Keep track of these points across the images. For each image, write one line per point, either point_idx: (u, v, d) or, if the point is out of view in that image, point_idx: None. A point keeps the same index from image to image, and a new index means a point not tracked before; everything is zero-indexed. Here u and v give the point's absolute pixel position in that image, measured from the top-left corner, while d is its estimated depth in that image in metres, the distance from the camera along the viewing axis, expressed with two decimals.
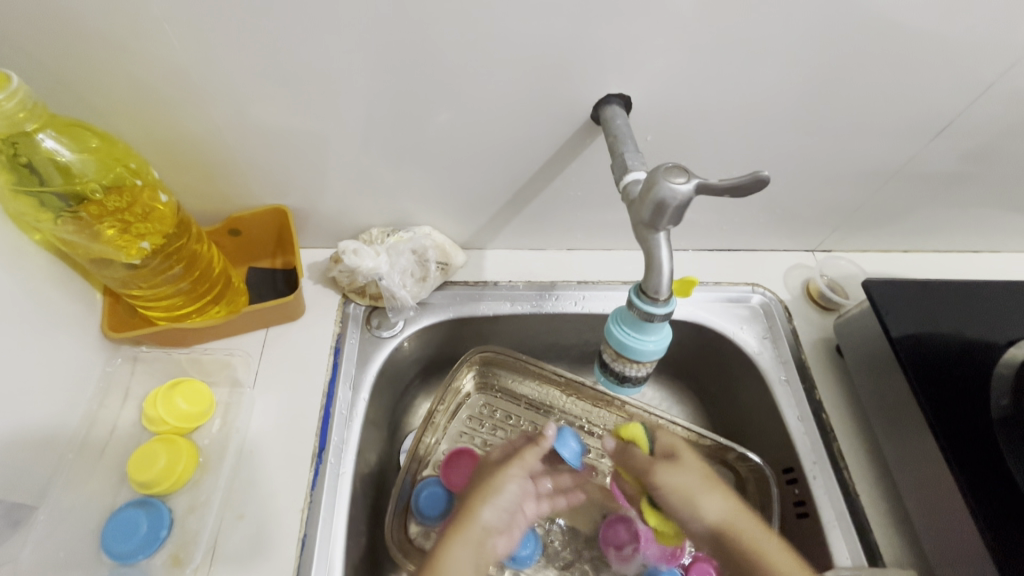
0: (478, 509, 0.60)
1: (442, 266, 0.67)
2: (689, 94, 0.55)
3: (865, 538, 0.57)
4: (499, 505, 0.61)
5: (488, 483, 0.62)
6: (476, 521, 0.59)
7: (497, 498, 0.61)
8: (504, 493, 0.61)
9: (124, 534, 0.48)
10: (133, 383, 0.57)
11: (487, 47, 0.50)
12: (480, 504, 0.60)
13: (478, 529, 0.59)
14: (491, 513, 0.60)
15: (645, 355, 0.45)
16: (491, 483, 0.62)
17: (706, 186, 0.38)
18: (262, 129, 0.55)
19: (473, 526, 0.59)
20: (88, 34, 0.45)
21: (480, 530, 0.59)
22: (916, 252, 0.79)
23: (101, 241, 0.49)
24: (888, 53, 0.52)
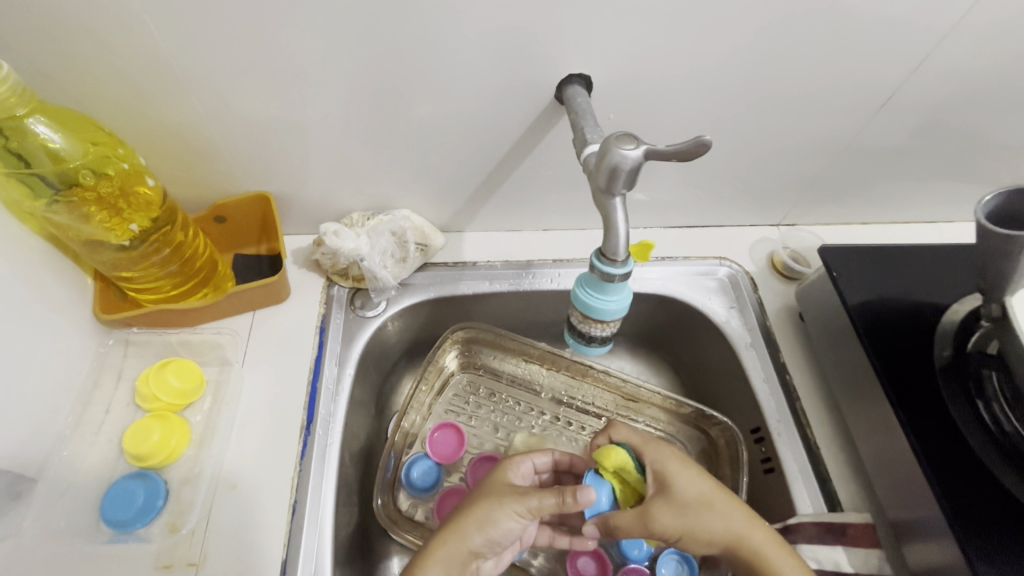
0: (468, 532, 0.49)
1: (421, 247, 0.70)
2: (646, 74, 0.58)
3: (825, 485, 0.61)
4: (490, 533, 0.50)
5: (484, 506, 0.50)
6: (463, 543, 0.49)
7: (492, 523, 0.50)
8: (501, 526, 0.50)
9: (121, 505, 0.51)
10: (126, 365, 0.59)
11: (453, 33, 0.52)
12: (471, 525, 0.49)
13: (464, 553, 0.49)
14: (481, 537, 0.50)
15: (608, 314, 0.49)
16: (491, 514, 0.50)
17: (654, 152, 0.42)
18: (242, 117, 0.58)
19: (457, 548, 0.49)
20: (71, 28, 0.48)
21: (465, 553, 0.49)
22: (874, 223, 0.84)
23: (92, 223, 0.52)
24: (829, 32, 0.56)
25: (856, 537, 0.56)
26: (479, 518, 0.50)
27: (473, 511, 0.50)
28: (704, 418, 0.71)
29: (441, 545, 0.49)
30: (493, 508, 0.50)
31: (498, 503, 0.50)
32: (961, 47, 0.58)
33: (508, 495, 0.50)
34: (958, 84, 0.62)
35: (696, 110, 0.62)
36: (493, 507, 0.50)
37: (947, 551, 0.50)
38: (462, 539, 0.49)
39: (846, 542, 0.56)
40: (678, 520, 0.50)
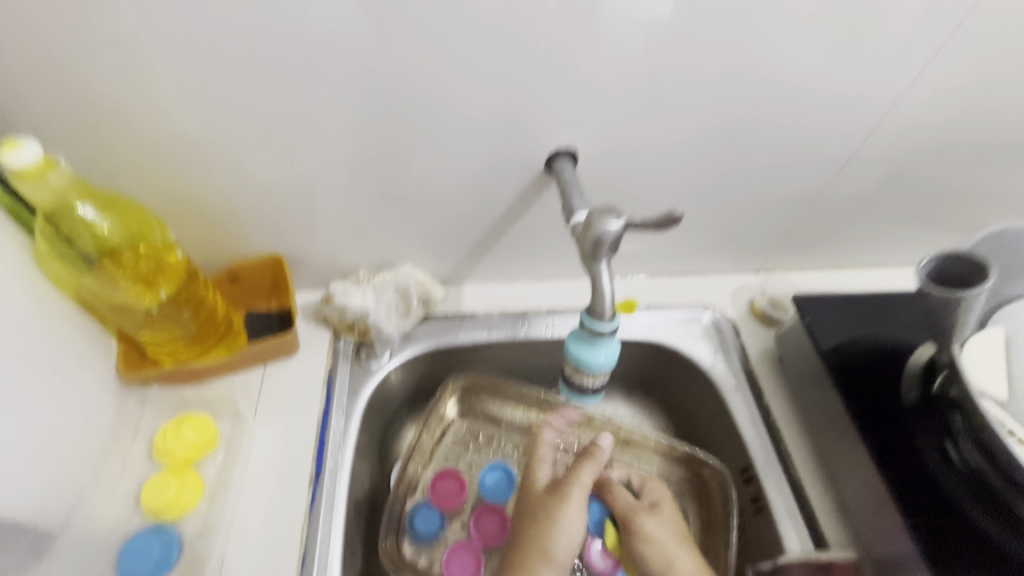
0: (568, 517, 0.62)
1: (423, 300, 0.75)
2: (626, 142, 0.65)
3: (813, 526, 0.63)
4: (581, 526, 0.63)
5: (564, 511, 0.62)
6: (548, 541, 0.60)
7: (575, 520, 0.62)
8: (566, 537, 0.61)
9: (138, 558, 0.53)
10: (142, 421, 0.62)
11: (452, 114, 0.59)
12: (563, 528, 0.61)
13: (563, 550, 0.60)
14: (575, 526, 0.62)
15: (599, 366, 0.53)
16: (567, 505, 0.63)
17: (633, 224, 0.47)
18: (260, 188, 0.63)
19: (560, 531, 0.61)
20: (113, 116, 0.54)
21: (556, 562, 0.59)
22: (846, 269, 0.90)
23: (123, 291, 0.57)
24: (785, 105, 0.63)
25: (840, 573, 0.59)
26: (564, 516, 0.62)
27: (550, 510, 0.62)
28: (695, 461, 0.74)
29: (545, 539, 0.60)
30: (574, 503, 0.63)
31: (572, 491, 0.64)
32: (903, 113, 0.66)
33: (566, 508, 0.62)
34: (903, 143, 0.70)
35: (673, 171, 0.69)
36: (555, 501, 0.63)
37: None
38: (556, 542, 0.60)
39: None
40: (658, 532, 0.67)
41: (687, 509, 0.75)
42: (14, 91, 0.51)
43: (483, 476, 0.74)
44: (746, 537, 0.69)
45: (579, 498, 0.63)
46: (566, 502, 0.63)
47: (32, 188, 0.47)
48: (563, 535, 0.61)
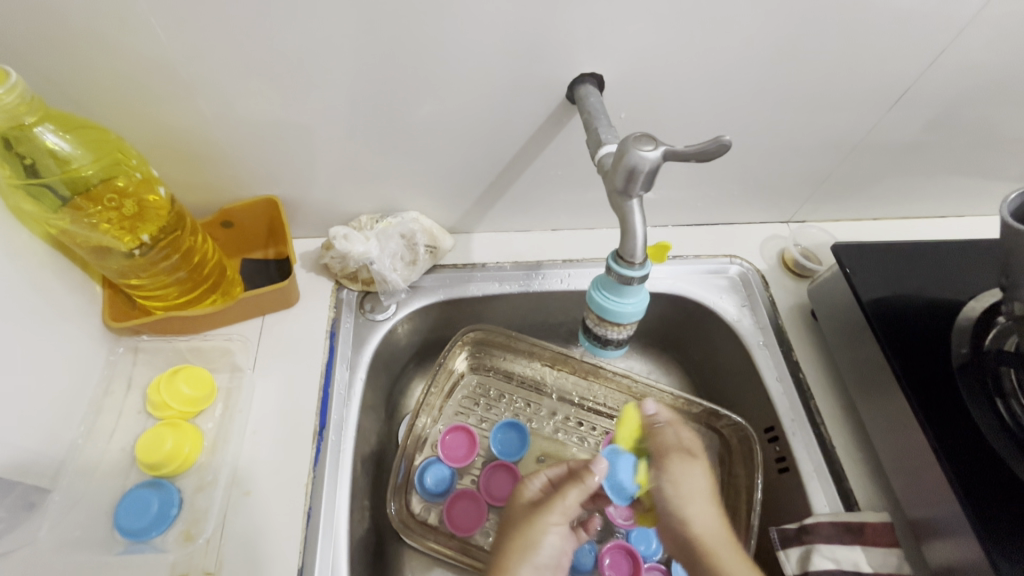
0: (557, 531, 0.54)
1: (430, 249, 0.69)
2: (656, 71, 0.57)
3: (841, 485, 0.60)
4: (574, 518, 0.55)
5: (549, 529, 0.53)
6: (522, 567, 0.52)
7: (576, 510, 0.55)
8: (547, 546, 0.53)
9: (136, 513, 0.50)
10: (136, 373, 0.58)
11: (463, 35, 0.52)
12: (552, 525, 0.53)
13: (552, 544, 0.53)
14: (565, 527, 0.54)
15: (625, 317, 0.48)
16: (560, 531, 0.54)
17: (672, 153, 0.41)
18: (250, 121, 0.57)
19: (546, 542, 0.53)
20: (78, 33, 0.47)
21: (552, 542, 0.53)
22: (884, 219, 0.83)
23: (100, 231, 0.51)
24: (844, 27, 0.55)
25: (873, 536, 0.55)
26: (550, 533, 0.53)
27: (536, 531, 0.53)
28: (718, 419, 0.71)
29: (538, 543, 0.53)
30: (561, 517, 0.54)
31: (584, 477, 0.55)
32: (978, 40, 0.57)
33: (550, 513, 0.54)
34: (973, 78, 0.61)
35: (706, 108, 0.62)
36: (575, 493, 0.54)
37: (969, 548, 0.50)
38: (548, 532, 0.53)
39: (865, 542, 0.55)
40: (699, 487, 0.56)
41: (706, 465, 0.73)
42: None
43: (495, 436, 0.72)
44: (769, 495, 0.67)
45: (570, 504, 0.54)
46: (562, 520, 0.54)
47: None
48: (546, 559, 0.53)
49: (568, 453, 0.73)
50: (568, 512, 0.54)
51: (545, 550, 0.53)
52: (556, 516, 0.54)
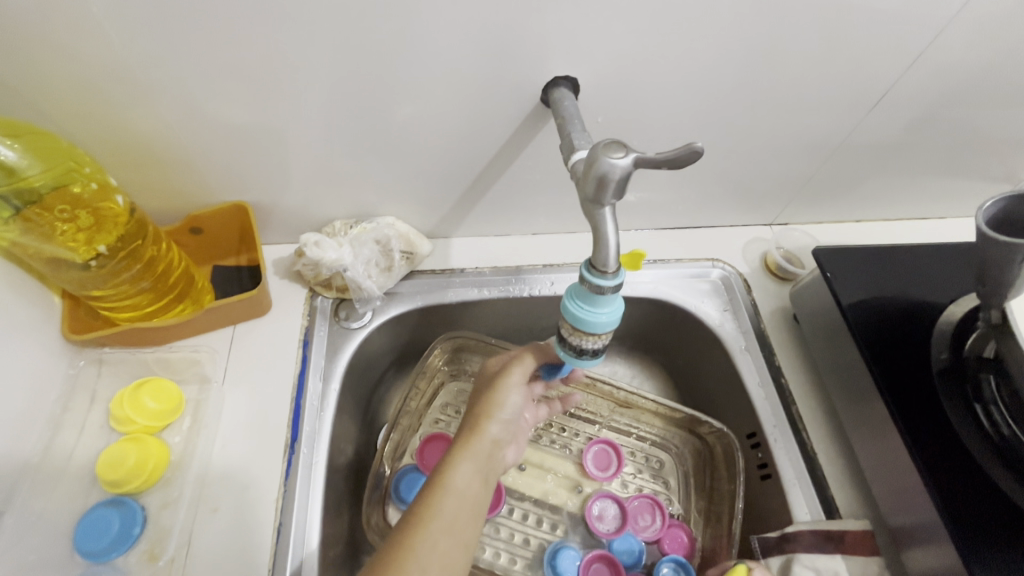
0: (457, 480, 0.45)
1: (406, 254, 0.68)
2: (633, 73, 0.56)
3: (823, 492, 0.60)
4: (478, 487, 0.46)
5: (452, 475, 0.45)
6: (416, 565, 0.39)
7: (485, 468, 0.47)
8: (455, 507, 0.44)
9: (97, 533, 0.49)
10: (99, 386, 0.57)
11: (432, 37, 0.50)
12: (455, 464, 0.46)
13: (457, 495, 0.44)
14: (468, 482, 0.45)
15: (599, 327, 0.45)
16: (465, 481, 0.45)
17: (644, 160, 0.40)
18: (214, 125, 0.55)
19: (448, 495, 0.44)
20: (25, 35, 0.45)
21: (456, 495, 0.44)
22: (867, 221, 0.83)
23: (55, 242, 0.49)
24: (821, 29, 0.54)
25: (854, 544, 0.55)
26: (451, 484, 0.45)
27: (441, 473, 0.45)
28: (699, 425, 0.71)
29: (440, 493, 0.44)
30: (466, 456, 0.47)
31: (485, 420, 0.50)
32: (956, 42, 0.57)
33: (461, 468, 0.46)
34: (953, 80, 0.61)
35: (685, 110, 0.61)
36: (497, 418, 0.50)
37: (948, 556, 0.49)
38: (451, 475, 0.45)
39: (845, 551, 0.54)
40: None
41: (689, 470, 0.73)
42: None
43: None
44: (752, 502, 0.66)
45: (486, 446, 0.48)
46: (472, 447, 0.47)
47: None
48: (444, 549, 0.41)
49: (549, 460, 0.73)
50: (493, 438, 0.49)
51: (452, 497, 0.44)
52: (458, 460, 0.46)
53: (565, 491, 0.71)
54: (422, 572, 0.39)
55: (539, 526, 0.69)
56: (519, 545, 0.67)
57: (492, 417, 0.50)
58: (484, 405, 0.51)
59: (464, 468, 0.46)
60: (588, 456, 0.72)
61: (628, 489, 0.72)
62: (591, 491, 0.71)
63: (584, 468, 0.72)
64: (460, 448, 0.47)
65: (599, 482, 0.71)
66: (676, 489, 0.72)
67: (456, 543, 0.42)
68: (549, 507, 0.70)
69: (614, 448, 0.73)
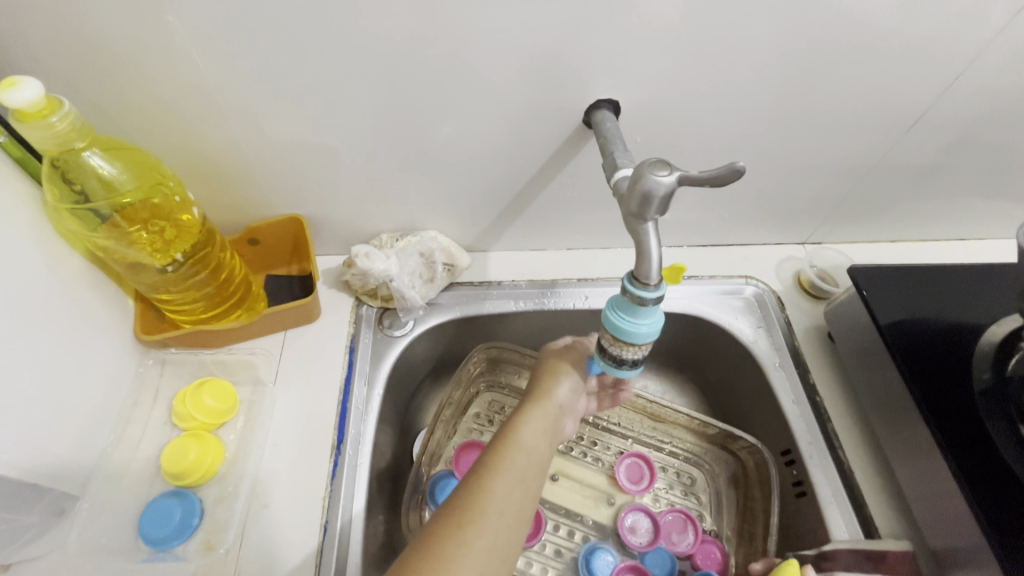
0: (525, 438, 0.49)
1: (448, 266, 0.71)
2: (672, 96, 0.59)
3: (860, 511, 0.59)
4: (542, 447, 0.50)
5: (520, 433, 0.50)
6: (492, 506, 0.43)
7: (548, 433, 0.51)
8: (524, 462, 0.48)
9: (160, 522, 0.52)
10: (162, 384, 0.60)
11: (484, 63, 0.54)
12: (522, 423, 0.50)
13: (525, 450, 0.48)
14: (535, 442, 0.50)
15: (639, 337, 0.47)
16: (532, 440, 0.49)
17: (687, 178, 0.41)
18: (278, 144, 0.59)
19: (518, 449, 0.48)
20: (122, 62, 0.50)
21: (524, 450, 0.48)
22: (902, 241, 0.83)
23: (136, 247, 0.53)
24: (856, 55, 0.56)
25: (894, 564, 0.54)
26: (519, 440, 0.49)
27: (510, 431, 0.50)
28: (733, 441, 0.71)
29: (510, 446, 0.48)
30: (533, 418, 0.51)
31: (552, 394, 0.54)
32: (992, 66, 0.58)
33: (528, 430, 0.50)
34: (990, 103, 0.62)
35: (721, 132, 0.63)
36: (562, 391, 0.54)
37: None
38: (518, 432, 0.50)
39: (884, 570, 0.54)
40: None
41: (721, 486, 0.73)
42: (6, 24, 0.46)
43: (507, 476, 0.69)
44: (787, 519, 0.66)
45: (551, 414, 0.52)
46: (541, 411, 0.52)
47: (32, 131, 0.42)
48: (514, 494, 0.45)
49: (581, 472, 0.74)
50: (558, 408, 0.53)
51: (520, 452, 0.48)
52: (525, 421, 0.51)
53: (597, 504, 0.71)
54: (496, 512, 0.43)
55: (570, 537, 0.69)
56: (551, 556, 0.67)
57: (558, 387, 0.54)
58: (548, 376, 0.55)
59: (529, 428, 0.50)
60: (621, 469, 0.73)
61: (660, 503, 0.72)
62: (623, 504, 0.71)
63: (616, 480, 0.72)
64: (527, 411, 0.52)
65: (632, 494, 0.72)
66: (708, 505, 0.72)
67: (523, 494, 0.46)
68: (581, 519, 0.71)
69: (647, 462, 0.74)
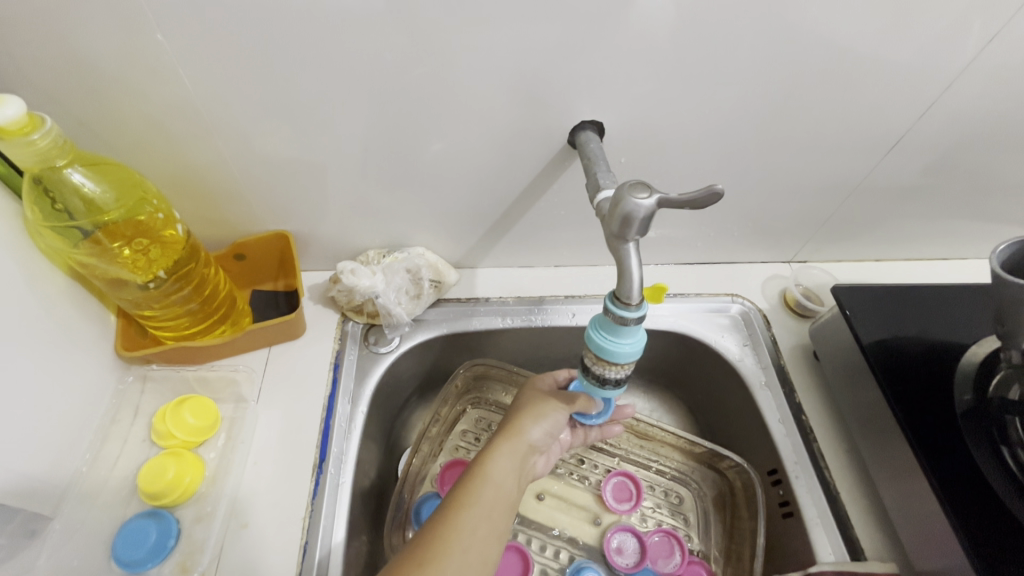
0: (495, 473, 0.49)
1: (435, 283, 0.71)
2: (656, 118, 0.60)
3: (846, 532, 0.59)
4: (512, 483, 0.50)
5: (491, 467, 0.49)
6: (457, 543, 0.43)
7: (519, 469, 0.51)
8: (492, 498, 0.47)
9: (135, 543, 0.51)
10: (143, 401, 0.60)
11: (470, 83, 0.54)
12: (494, 457, 0.50)
13: (495, 486, 0.48)
14: (504, 477, 0.49)
15: (622, 357, 0.47)
16: (503, 476, 0.49)
17: (667, 200, 0.42)
18: (265, 161, 0.60)
19: (487, 485, 0.48)
20: (109, 80, 0.50)
21: (494, 485, 0.48)
22: (887, 261, 0.84)
23: (118, 263, 0.53)
24: (835, 79, 0.57)
25: None
26: (489, 475, 0.49)
27: (481, 464, 0.50)
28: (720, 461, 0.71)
29: (480, 481, 0.48)
30: (505, 453, 0.51)
31: (525, 427, 0.54)
32: (969, 92, 0.59)
33: (498, 465, 0.50)
34: (968, 126, 0.63)
35: (705, 153, 0.64)
36: (535, 425, 0.54)
37: None
38: (489, 466, 0.49)
39: None
40: None
41: (709, 506, 0.72)
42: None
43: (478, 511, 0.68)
44: (774, 540, 0.65)
45: (522, 448, 0.52)
46: (512, 444, 0.52)
47: (13, 148, 0.42)
48: (481, 532, 0.45)
49: (569, 491, 0.73)
50: (530, 441, 0.53)
51: (489, 487, 0.48)
52: (497, 455, 0.51)
53: (583, 523, 0.71)
54: (461, 550, 0.43)
55: (557, 558, 0.68)
56: None
57: (533, 421, 0.54)
58: (525, 410, 0.55)
59: (500, 463, 0.50)
60: (607, 488, 0.72)
61: (647, 523, 0.72)
62: (610, 524, 0.71)
63: (603, 500, 0.72)
64: (499, 445, 0.51)
65: (619, 514, 0.71)
66: (696, 525, 0.72)
67: (490, 532, 0.45)
68: (567, 539, 0.70)
69: (634, 481, 0.73)
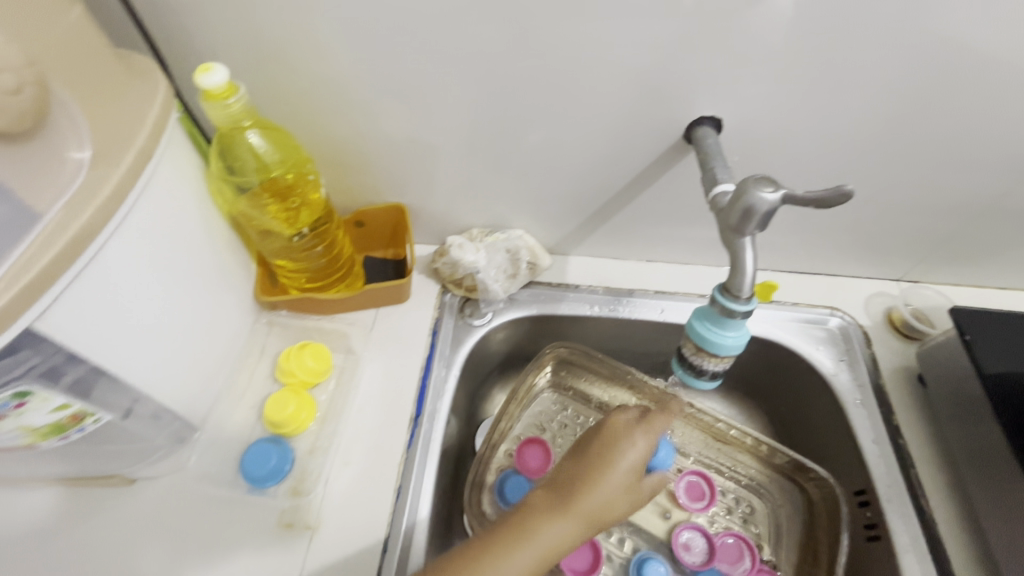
0: (539, 527, 0.46)
1: (531, 265, 0.74)
2: (777, 119, 0.59)
3: (940, 562, 0.57)
4: (559, 541, 0.46)
5: (537, 521, 0.46)
6: None
7: (576, 524, 0.47)
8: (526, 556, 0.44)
9: (258, 463, 0.58)
10: (268, 342, 0.67)
11: (594, 76, 0.57)
12: (542, 506, 0.47)
13: (535, 543, 0.45)
14: (550, 533, 0.46)
15: (725, 350, 0.48)
16: (551, 528, 0.46)
17: (792, 197, 0.43)
18: (394, 137, 0.65)
19: (526, 541, 0.45)
20: (278, 56, 0.57)
21: (535, 543, 0.45)
22: (1012, 289, 0.78)
23: (271, 217, 0.60)
24: (980, 88, 0.54)
25: None
26: (533, 529, 0.45)
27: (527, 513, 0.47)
28: (802, 475, 0.69)
29: (519, 535, 0.45)
30: (555, 507, 0.47)
31: (581, 485, 0.48)
32: None
33: (543, 520, 0.46)
34: None
35: (823, 157, 0.62)
36: (590, 481, 0.48)
37: None
38: (534, 518, 0.46)
39: None
40: None
41: (782, 521, 0.71)
42: (192, 16, 0.53)
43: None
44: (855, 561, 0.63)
45: (572, 508, 0.47)
46: (566, 499, 0.47)
47: (212, 109, 0.49)
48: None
49: None
50: (574, 507, 0.47)
51: (530, 543, 0.45)
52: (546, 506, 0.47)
53: (652, 516, 0.71)
54: None
55: (625, 548, 0.70)
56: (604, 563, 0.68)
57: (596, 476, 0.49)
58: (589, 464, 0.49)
59: (552, 513, 0.46)
60: (681, 486, 0.72)
61: (715, 526, 0.71)
62: (680, 521, 0.71)
63: (676, 497, 0.72)
64: (548, 493, 0.48)
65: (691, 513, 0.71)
66: (767, 536, 0.71)
67: None
68: (635, 529, 0.71)
69: (708, 483, 0.73)
